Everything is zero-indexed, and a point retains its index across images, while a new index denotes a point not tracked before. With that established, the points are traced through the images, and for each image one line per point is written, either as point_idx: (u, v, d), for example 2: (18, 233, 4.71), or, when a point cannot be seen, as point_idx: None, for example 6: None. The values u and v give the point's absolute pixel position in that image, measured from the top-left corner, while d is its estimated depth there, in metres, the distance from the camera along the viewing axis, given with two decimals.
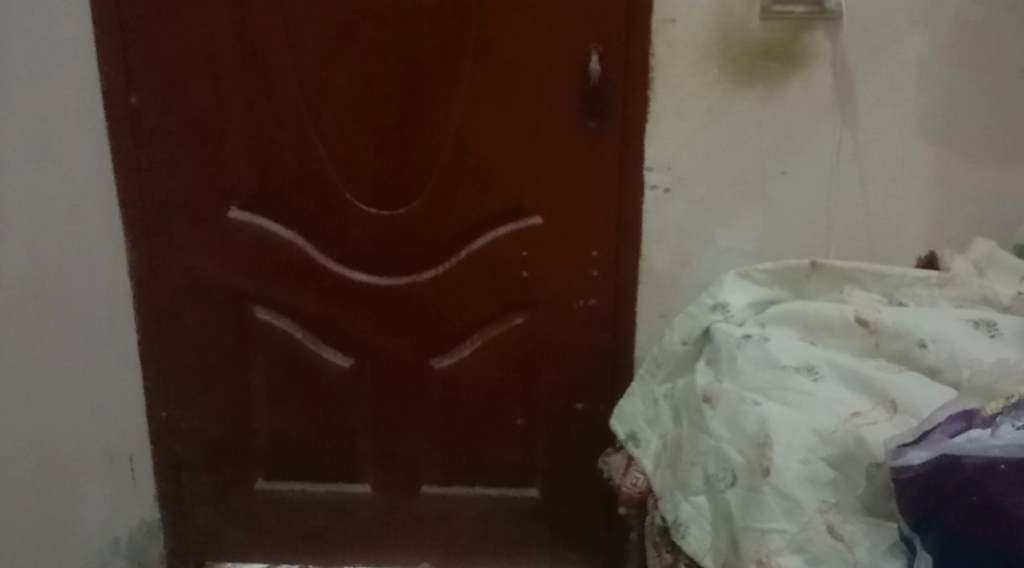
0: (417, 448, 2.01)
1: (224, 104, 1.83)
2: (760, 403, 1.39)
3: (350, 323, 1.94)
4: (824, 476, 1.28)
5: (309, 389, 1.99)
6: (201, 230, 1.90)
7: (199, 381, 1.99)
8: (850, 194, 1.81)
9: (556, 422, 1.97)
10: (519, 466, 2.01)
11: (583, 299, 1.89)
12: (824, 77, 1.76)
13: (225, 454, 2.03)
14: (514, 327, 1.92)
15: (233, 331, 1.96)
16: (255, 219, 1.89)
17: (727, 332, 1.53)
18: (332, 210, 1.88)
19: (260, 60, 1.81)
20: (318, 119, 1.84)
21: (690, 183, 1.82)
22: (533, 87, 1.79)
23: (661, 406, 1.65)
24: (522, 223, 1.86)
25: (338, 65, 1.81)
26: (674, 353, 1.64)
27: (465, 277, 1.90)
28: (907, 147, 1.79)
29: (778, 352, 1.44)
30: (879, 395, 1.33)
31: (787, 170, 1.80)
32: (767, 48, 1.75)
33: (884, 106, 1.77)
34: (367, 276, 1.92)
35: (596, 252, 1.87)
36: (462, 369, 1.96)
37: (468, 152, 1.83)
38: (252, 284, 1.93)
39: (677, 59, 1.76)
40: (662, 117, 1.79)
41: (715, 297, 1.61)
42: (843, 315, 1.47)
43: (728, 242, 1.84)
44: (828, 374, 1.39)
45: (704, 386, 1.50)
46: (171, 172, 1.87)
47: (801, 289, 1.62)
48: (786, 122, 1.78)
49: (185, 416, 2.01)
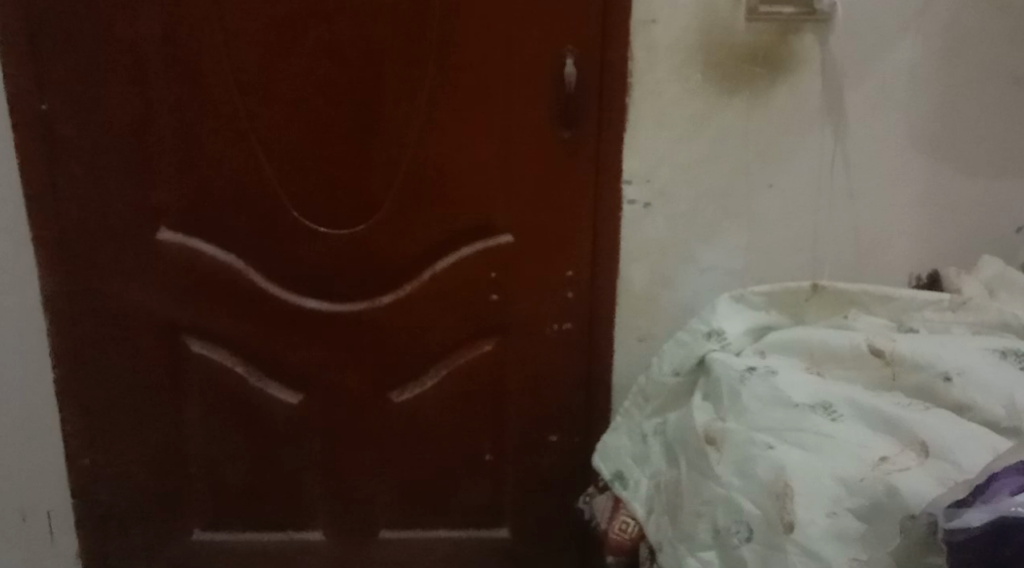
0: (374, 489, 1.85)
1: (153, 114, 1.64)
2: (774, 447, 1.26)
3: (299, 355, 1.77)
4: (852, 531, 1.15)
5: (252, 428, 1.81)
6: (126, 255, 1.71)
7: (126, 422, 1.79)
8: (839, 208, 1.69)
9: (526, 458, 1.82)
10: (485, 504, 1.86)
11: (556, 323, 1.74)
12: (812, 83, 1.63)
13: (157, 502, 1.84)
14: (480, 355, 1.77)
15: (165, 366, 1.77)
16: (187, 240, 1.71)
17: (726, 364, 1.39)
18: (278, 231, 1.70)
19: (192, 65, 1.62)
20: (261, 131, 1.66)
21: (672, 198, 1.68)
22: (500, 94, 1.63)
23: (650, 443, 1.51)
24: (490, 241, 1.70)
25: (282, 69, 1.63)
26: (665, 385, 1.50)
27: (428, 302, 1.73)
28: (899, 159, 1.67)
29: (789, 389, 1.30)
30: (907, 436, 1.20)
31: (773, 182, 1.67)
32: (753, 52, 1.62)
33: (876, 114, 1.65)
34: (318, 303, 1.74)
35: (570, 272, 1.71)
36: (423, 402, 1.79)
37: (430, 166, 1.67)
38: (187, 314, 1.74)
39: (657, 65, 1.62)
40: (641, 127, 1.65)
41: (708, 324, 1.48)
42: (854, 345, 1.35)
43: (710, 260, 1.71)
44: (848, 414, 1.26)
45: (705, 426, 1.36)
46: (91, 191, 1.67)
47: (799, 314, 1.50)
48: (772, 132, 1.65)
49: (111, 461, 1.81)
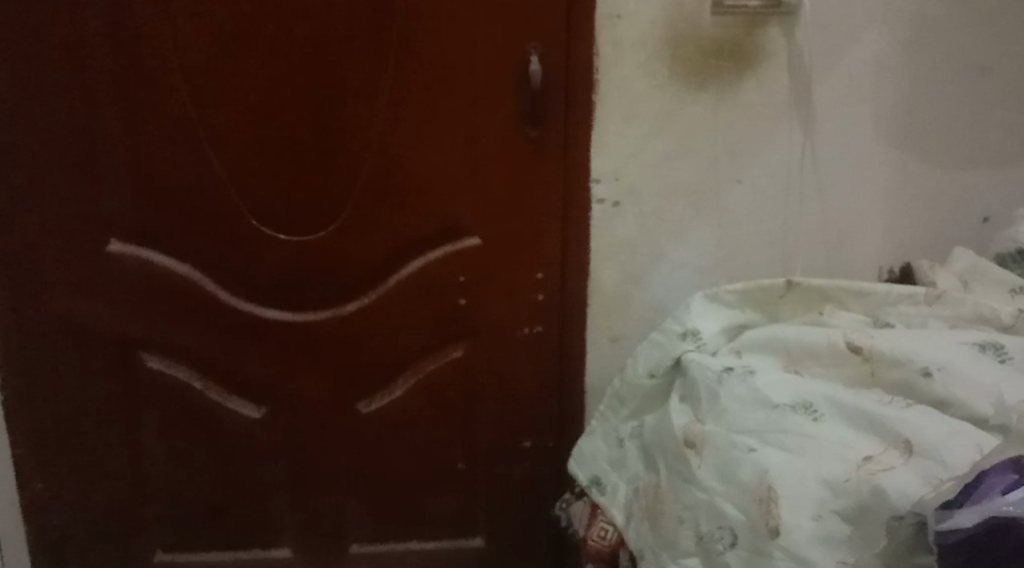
0: (343, 503, 1.80)
1: (101, 123, 1.59)
2: (756, 449, 1.23)
3: (263, 367, 1.72)
4: (839, 535, 1.14)
5: (214, 444, 1.76)
6: (77, 269, 1.65)
7: (82, 443, 1.74)
8: (809, 203, 1.67)
9: (498, 465, 1.78)
10: (458, 514, 1.82)
11: (527, 327, 1.71)
12: (779, 76, 1.61)
13: (116, 525, 1.78)
14: (450, 361, 1.73)
15: (121, 383, 1.71)
16: (140, 252, 1.65)
17: (702, 366, 1.37)
18: (237, 241, 1.65)
19: (142, 71, 1.57)
20: (216, 138, 1.61)
21: (640, 196, 1.65)
22: (464, 94, 1.60)
23: (626, 447, 1.49)
24: (457, 245, 1.67)
25: (237, 73, 1.58)
26: (640, 387, 1.47)
27: (396, 309, 1.69)
28: (868, 152, 1.65)
29: (769, 389, 1.28)
30: (890, 434, 1.18)
31: (742, 178, 1.65)
32: (720, 46, 1.60)
33: (844, 105, 1.63)
34: (281, 313, 1.70)
35: (540, 275, 1.68)
36: (392, 411, 1.75)
37: (393, 169, 1.63)
38: (141, 329, 1.69)
39: (623, 61, 1.59)
40: (608, 124, 1.62)
41: (683, 324, 1.45)
42: (832, 342, 1.32)
43: (681, 258, 1.69)
44: (829, 413, 1.23)
45: (683, 428, 1.33)
46: (38, 204, 1.62)
47: (774, 312, 1.47)
48: (740, 127, 1.63)
49: (66, 483, 1.75)
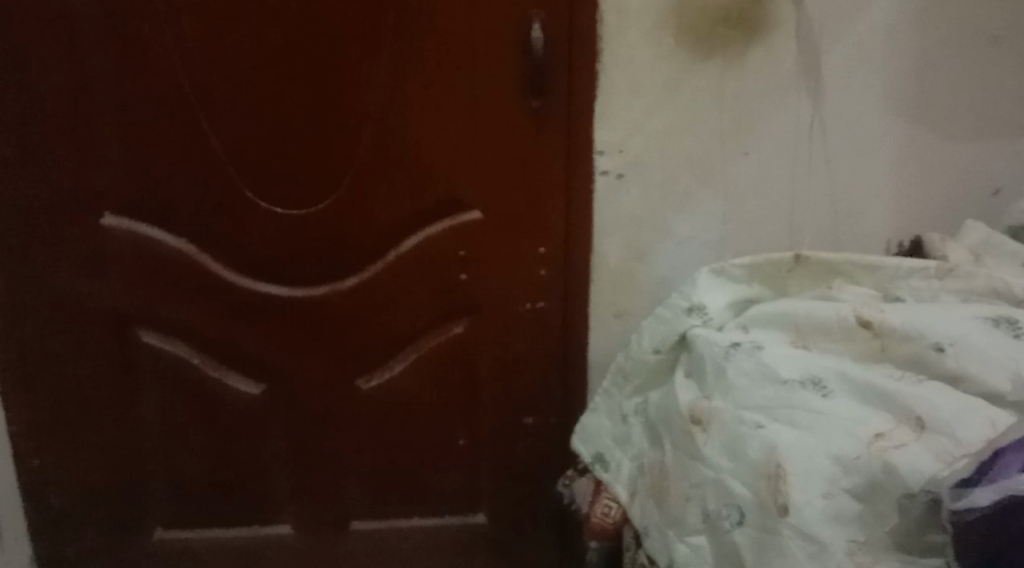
0: (344, 479, 1.79)
1: (94, 95, 1.56)
2: (764, 425, 1.21)
3: (261, 343, 1.70)
4: (850, 512, 1.11)
5: (213, 421, 1.74)
6: (71, 245, 1.62)
7: (79, 421, 1.72)
8: (817, 175, 1.64)
9: (500, 442, 1.76)
10: (460, 491, 1.80)
11: (529, 302, 1.68)
12: (788, 46, 1.58)
13: (116, 503, 1.77)
14: (452, 337, 1.70)
15: (117, 359, 1.69)
16: (136, 226, 1.62)
17: (709, 341, 1.34)
18: (233, 215, 1.62)
19: (134, 42, 1.54)
20: (211, 110, 1.57)
21: (645, 168, 1.62)
22: (465, 64, 1.56)
23: (631, 424, 1.47)
24: (459, 218, 1.64)
25: (232, 44, 1.54)
26: (645, 363, 1.45)
27: (396, 284, 1.67)
28: (877, 123, 1.62)
29: (777, 364, 1.26)
30: (902, 411, 1.15)
31: (748, 150, 1.62)
32: (726, 15, 1.56)
33: (852, 76, 1.60)
34: (279, 288, 1.67)
35: (542, 249, 1.65)
36: (393, 387, 1.73)
37: (393, 142, 1.60)
38: (137, 305, 1.66)
39: (628, 30, 1.56)
40: (612, 95, 1.59)
41: (689, 299, 1.42)
42: (842, 316, 1.30)
43: (686, 232, 1.66)
44: (839, 389, 1.21)
45: (690, 405, 1.32)
46: (30, 178, 1.59)
47: (782, 287, 1.45)
48: (747, 98, 1.60)
49: (64, 462, 1.74)
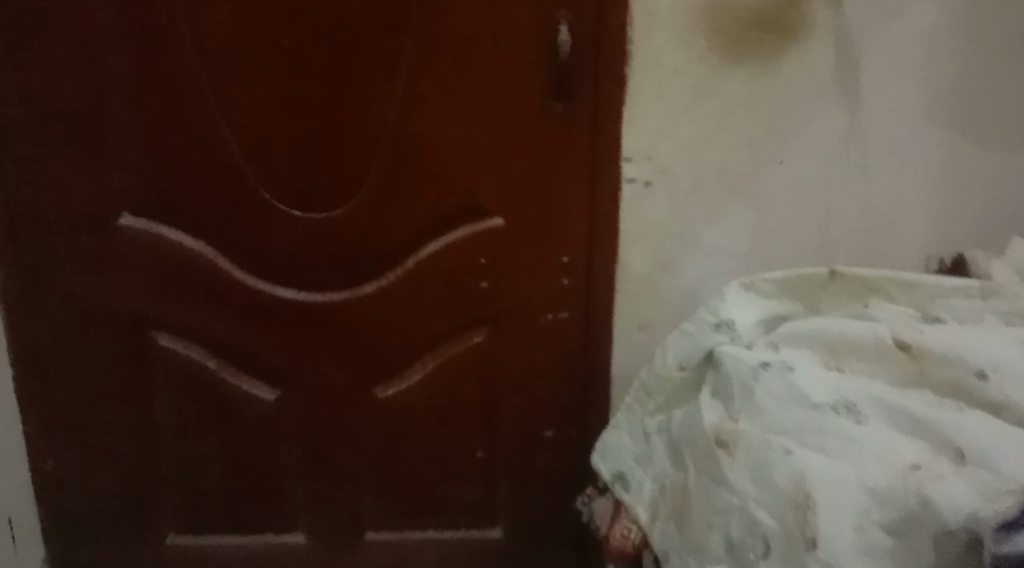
0: (359, 489, 1.74)
1: (110, 93, 1.52)
2: (793, 451, 1.15)
3: (276, 349, 1.65)
4: (883, 548, 1.05)
5: (226, 427, 1.70)
6: (86, 245, 1.59)
7: (92, 424, 1.69)
8: (853, 186, 1.58)
9: (520, 455, 1.71)
10: (478, 504, 1.75)
11: (551, 313, 1.63)
12: (824, 50, 1.51)
13: (129, 507, 1.74)
14: (470, 347, 1.65)
15: (131, 362, 1.65)
16: (152, 228, 1.58)
17: (737, 359, 1.28)
18: (249, 217, 1.58)
19: (151, 40, 1.49)
20: (229, 110, 1.53)
21: (674, 176, 1.56)
22: (488, 65, 1.51)
23: (654, 442, 1.41)
24: (480, 225, 1.58)
25: (250, 42, 1.50)
26: (670, 379, 1.39)
27: (414, 291, 1.61)
28: (917, 133, 1.55)
29: (808, 387, 1.19)
30: (941, 440, 1.09)
31: (782, 159, 1.56)
32: (761, 18, 1.50)
33: (891, 84, 1.53)
34: (293, 292, 1.62)
35: (566, 258, 1.60)
36: (410, 397, 1.68)
37: (414, 144, 1.54)
38: (152, 308, 1.62)
39: (657, 32, 1.50)
40: (640, 100, 1.53)
41: (717, 314, 1.37)
42: (878, 338, 1.24)
43: (715, 242, 1.60)
44: (874, 415, 1.14)
45: (715, 427, 1.26)
46: (45, 177, 1.55)
47: (815, 303, 1.38)
48: (781, 105, 1.53)
49: (78, 465, 1.71)
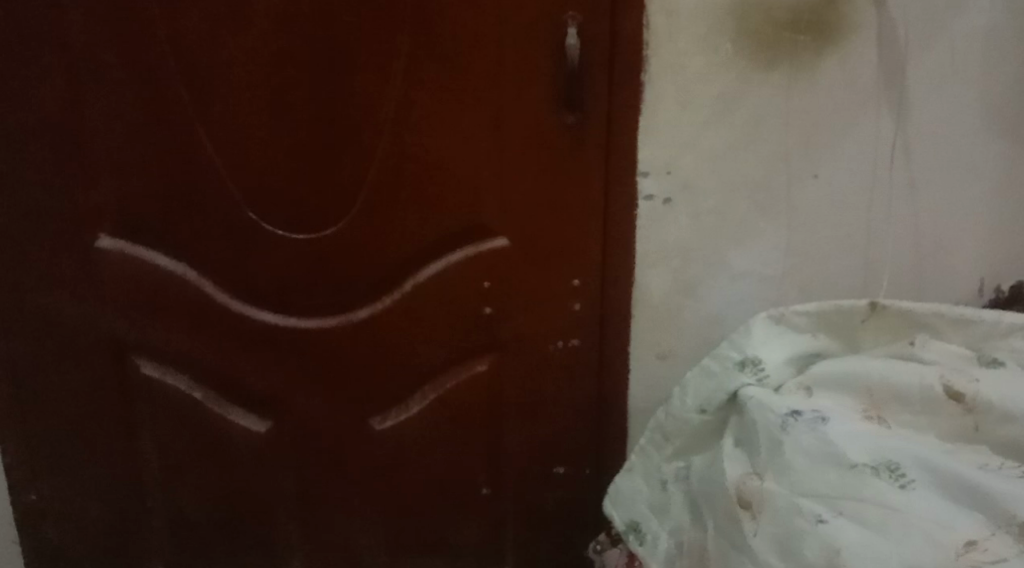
0: (356, 528, 1.60)
1: (85, 99, 1.39)
2: (825, 520, 1.07)
3: (263, 378, 1.52)
4: None
5: (214, 460, 1.56)
6: (62, 263, 1.46)
7: (73, 455, 1.55)
8: (898, 204, 1.42)
9: (530, 492, 1.57)
10: (486, 544, 1.61)
11: (562, 340, 1.49)
12: (868, 52, 1.36)
13: (114, 542, 1.61)
14: (472, 377, 1.51)
15: (112, 390, 1.52)
16: (130, 249, 1.46)
17: (763, 406, 1.17)
18: (234, 236, 1.45)
19: (128, 42, 1.37)
20: (210, 119, 1.40)
21: (697, 192, 1.41)
22: (492, 69, 1.37)
23: (670, 492, 1.28)
24: (482, 245, 1.44)
25: (233, 45, 1.36)
26: (688, 424, 1.26)
27: (411, 317, 1.48)
28: (973, 147, 1.39)
29: (844, 443, 1.11)
30: (999, 514, 1.03)
31: (818, 173, 1.40)
32: (796, 17, 1.35)
33: (944, 91, 1.37)
34: (278, 317, 1.49)
35: (578, 281, 1.46)
36: (409, 429, 1.54)
37: (410, 159, 1.41)
38: (133, 331, 1.49)
39: (680, 34, 1.35)
40: (660, 109, 1.38)
41: (741, 351, 1.24)
42: (926, 385, 1.14)
43: (743, 265, 1.45)
44: (919, 479, 1.07)
45: (737, 483, 1.15)
46: (15, 190, 1.42)
47: (855, 340, 1.26)
48: (819, 113, 1.38)
49: (59, 496, 1.58)
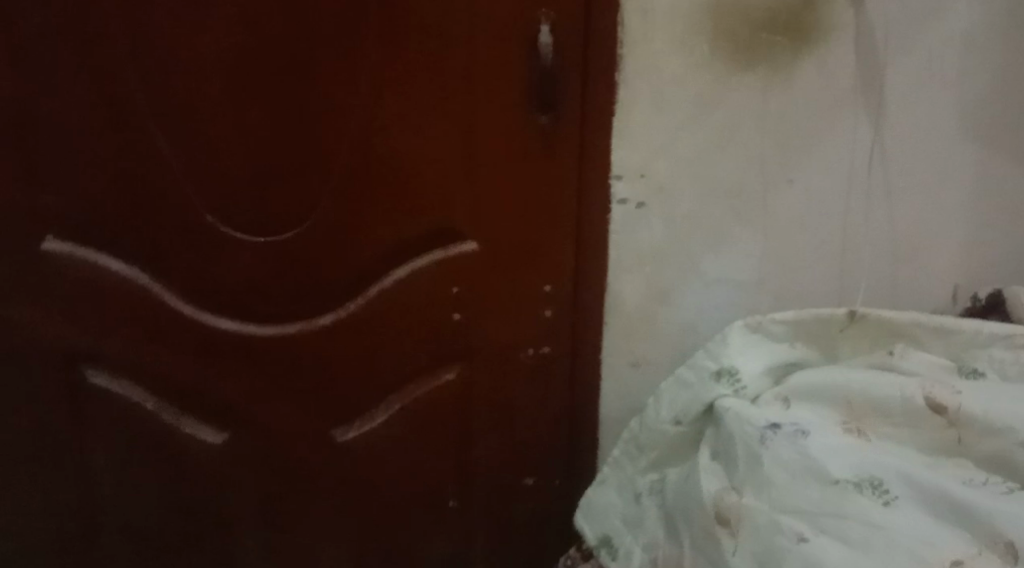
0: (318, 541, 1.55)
1: (37, 97, 1.33)
2: (807, 539, 1.06)
3: (221, 387, 1.46)
4: None
5: (170, 472, 1.51)
6: (11, 267, 1.40)
7: (23, 466, 1.50)
8: (875, 210, 1.39)
9: (498, 503, 1.53)
10: (452, 557, 1.57)
11: (532, 348, 1.45)
12: (846, 55, 1.33)
13: (67, 556, 1.55)
14: (440, 386, 1.47)
15: (64, 399, 1.47)
16: (82, 252, 1.40)
17: (741, 418, 1.15)
18: (192, 240, 1.39)
19: (82, 37, 1.31)
20: (167, 118, 1.34)
21: (672, 196, 1.38)
22: (461, 69, 1.32)
23: (644, 505, 1.25)
24: (450, 250, 1.40)
25: (191, 41, 1.31)
26: (663, 435, 1.24)
27: (376, 325, 1.43)
28: (950, 153, 1.37)
29: (826, 459, 1.09)
30: (986, 531, 1.01)
31: (794, 178, 1.37)
32: (772, 18, 1.32)
33: (922, 96, 1.34)
34: (238, 324, 1.44)
35: (549, 287, 1.42)
36: (374, 439, 1.49)
37: (375, 161, 1.36)
38: (84, 339, 1.44)
39: (655, 34, 1.32)
40: (634, 111, 1.35)
41: (718, 360, 1.21)
42: (908, 397, 1.12)
43: (718, 272, 1.41)
44: (902, 495, 1.06)
45: (715, 498, 1.13)
46: None
47: (832, 351, 1.23)
48: (795, 117, 1.35)
49: (9, 509, 1.52)
